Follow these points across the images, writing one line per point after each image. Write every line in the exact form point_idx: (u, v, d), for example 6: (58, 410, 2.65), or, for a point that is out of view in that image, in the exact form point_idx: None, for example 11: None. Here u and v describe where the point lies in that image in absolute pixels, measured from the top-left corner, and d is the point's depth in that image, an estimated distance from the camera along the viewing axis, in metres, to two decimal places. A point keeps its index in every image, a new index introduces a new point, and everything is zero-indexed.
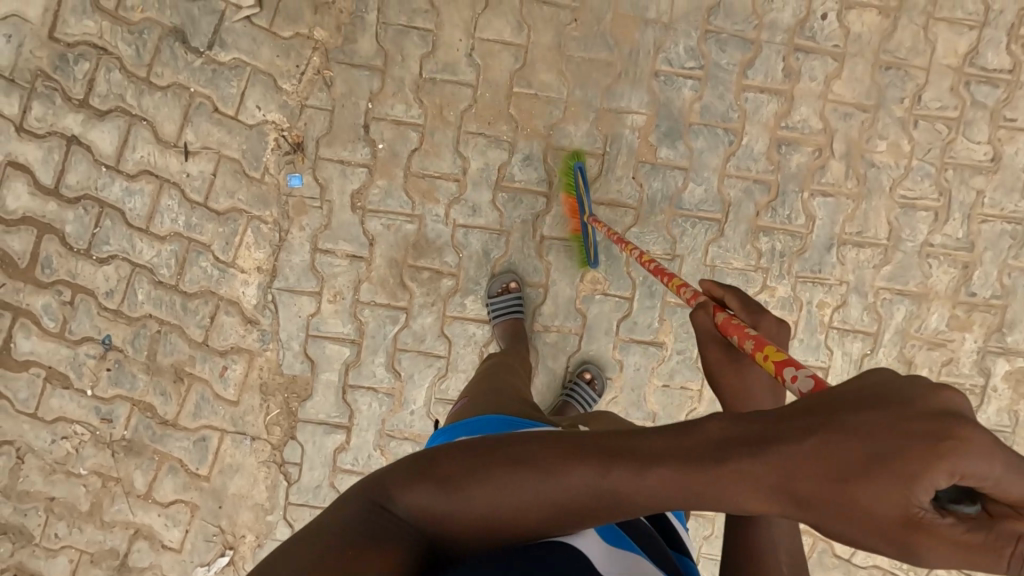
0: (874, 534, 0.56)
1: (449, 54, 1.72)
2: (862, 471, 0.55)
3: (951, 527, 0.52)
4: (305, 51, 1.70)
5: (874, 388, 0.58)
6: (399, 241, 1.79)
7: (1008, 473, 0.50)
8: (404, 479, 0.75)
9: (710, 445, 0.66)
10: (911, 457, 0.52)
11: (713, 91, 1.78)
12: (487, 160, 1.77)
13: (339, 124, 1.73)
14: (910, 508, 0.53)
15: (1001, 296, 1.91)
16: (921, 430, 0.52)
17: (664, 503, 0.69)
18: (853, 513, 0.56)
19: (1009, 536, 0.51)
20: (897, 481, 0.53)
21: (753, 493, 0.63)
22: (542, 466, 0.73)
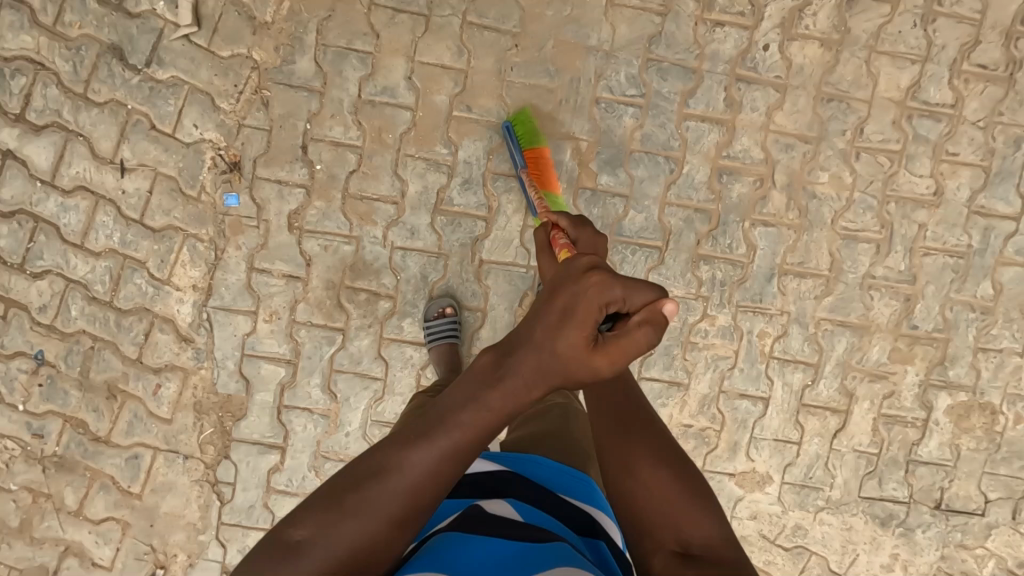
0: (581, 368, 0.78)
1: (389, 78, 1.72)
2: (566, 333, 0.77)
3: (622, 338, 0.77)
4: (244, 71, 1.69)
5: (554, 287, 0.82)
6: (337, 262, 1.79)
7: (630, 290, 0.78)
8: (261, 563, 0.77)
9: (484, 374, 0.80)
10: (586, 310, 0.77)
11: (654, 119, 1.78)
12: (426, 183, 1.76)
13: (277, 145, 1.73)
14: (591, 341, 0.77)
15: (943, 330, 1.90)
16: (576, 296, 0.78)
17: (480, 443, 0.81)
18: (571, 363, 0.78)
19: (644, 324, 0.77)
20: (581, 328, 0.77)
21: (521, 393, 0.79)
22: (371, 466, 0.80)
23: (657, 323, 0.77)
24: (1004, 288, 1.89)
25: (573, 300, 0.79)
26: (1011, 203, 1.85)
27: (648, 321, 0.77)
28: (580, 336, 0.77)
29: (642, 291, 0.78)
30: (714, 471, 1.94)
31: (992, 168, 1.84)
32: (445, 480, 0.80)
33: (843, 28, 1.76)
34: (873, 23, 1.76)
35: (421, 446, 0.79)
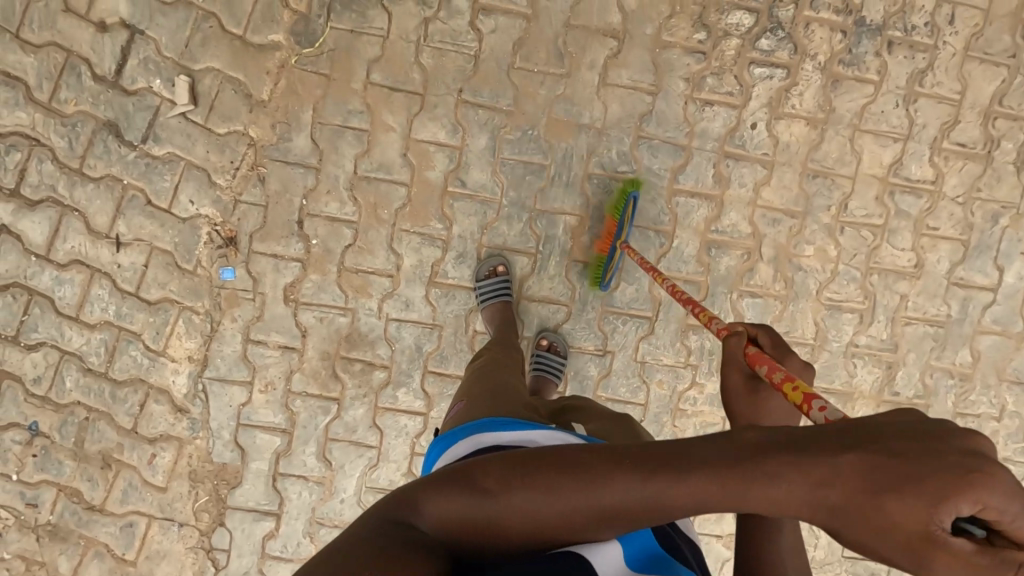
0: (892, 547, 0.58)
1: (385, 154, 1.74)
2: (896, 494, 0.57)
3: (977, 553, 0.54)
4: (240, 147, 1.71)
5: (901, 428, 0.60)
6: (332, 333, 1.81)
7: (1022, 511, 0.54)
8: (445, 490, 0.76)
9: (751, 453, 0.67)
10: (941, 478, 0.55)
11: (645, 195, 1.82)
12: (421, 257, 1.79)
13: (272, 220, 1.74)
14: (929, 528, 0.56)
15: (923, 396, 1.96)
16: (936, 453, 0.56)
17: (698, 512, 0.70)
18: (870, 522, 0.59)
19: (1013, 560, 0.54)
20: (923, 501, 0.55)
21: (782, 503, 0.65)
22: (578, 463, 0.74)
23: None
24: (982, 355, 1.96)
25: (927, 462, 0.56)
26: (988, 274, 1.91)
27: (1012, 542, 0.55)
28: (918, 518, 0.56)
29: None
30: (701, 533, 1.98)
31: (970, 241, 1.90)
32: (635, 522, 0.72)
33: (828, 107, 1.81)
34: (857, 102, 1.81)
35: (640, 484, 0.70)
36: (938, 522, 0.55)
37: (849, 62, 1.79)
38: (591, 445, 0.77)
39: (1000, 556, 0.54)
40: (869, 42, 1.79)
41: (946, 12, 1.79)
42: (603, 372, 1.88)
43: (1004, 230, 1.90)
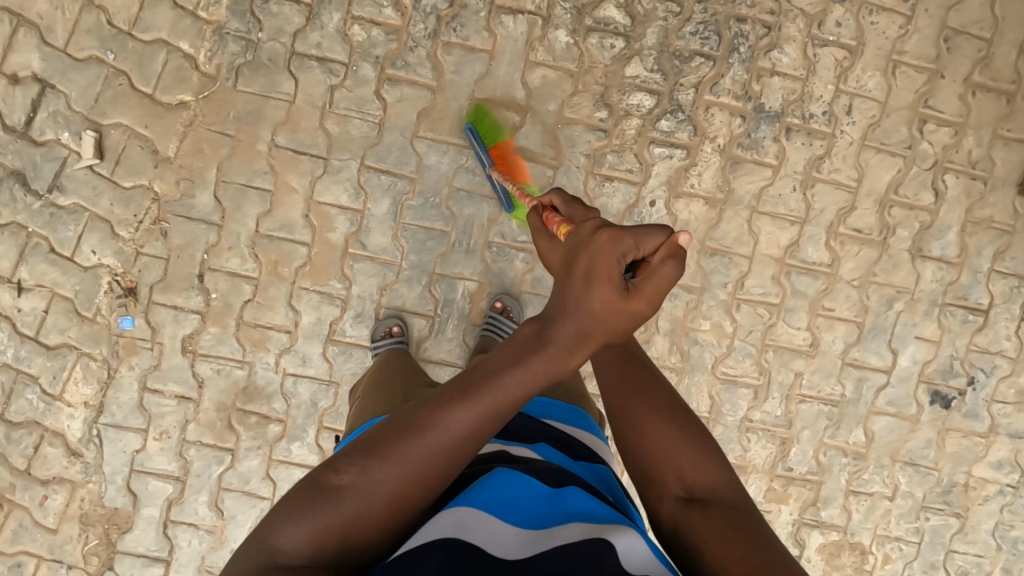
0: (620, 321, 0.76)
1: (287, 215, 1.78)
2: (589, 292, 0.76)
3: (650, 282, 0.75)
4: (144, 201, 1.75)
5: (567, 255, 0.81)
6: (228, 385, 1.83)
7: (638, 237, 0.75)
8: (294, 511, 0.81)
9: (521, 342, 0.80)
10: (597, 262, 0.76)
11: (544, 264, 1.85)
12: (319, 314, 1.82)
13: (173, 272, 1.78)
14: (620, 290, 0.75)
15: (817, 472, 1.98)
16: (592, 253, 0.76)
17: (520, 399, 0.80)
18: (603, 319, 0.76)
19: (666, 262, 0.74)
20: (598, 286, 0.75)
21: (563, 359, 0.78)
22: (408, 425, 0.83)
23: (675, 263, 0.74)
24: (876, 436, 1.98)
25: (591, 261, 0.76)
26: (883, 356, 1.95)
27: (671, 258, 0.74)
28: (611, 292, 0.75)
29: (653, 235, 0.75)
30: None
31: (866, 323, 1.93)
32: (475, 437, 0.82)
33: (726, 188, 1.85)
34: (756, 185, 1.85)
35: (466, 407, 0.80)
36: (618, 284, 0.75)
37: (747, 145, 1.84)
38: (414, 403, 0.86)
39: (657, 266, 0.74)
40: (767, 127, 1.83)
41: (844, 103, 1.84)
42: None
43: (899, 314, 1.93)
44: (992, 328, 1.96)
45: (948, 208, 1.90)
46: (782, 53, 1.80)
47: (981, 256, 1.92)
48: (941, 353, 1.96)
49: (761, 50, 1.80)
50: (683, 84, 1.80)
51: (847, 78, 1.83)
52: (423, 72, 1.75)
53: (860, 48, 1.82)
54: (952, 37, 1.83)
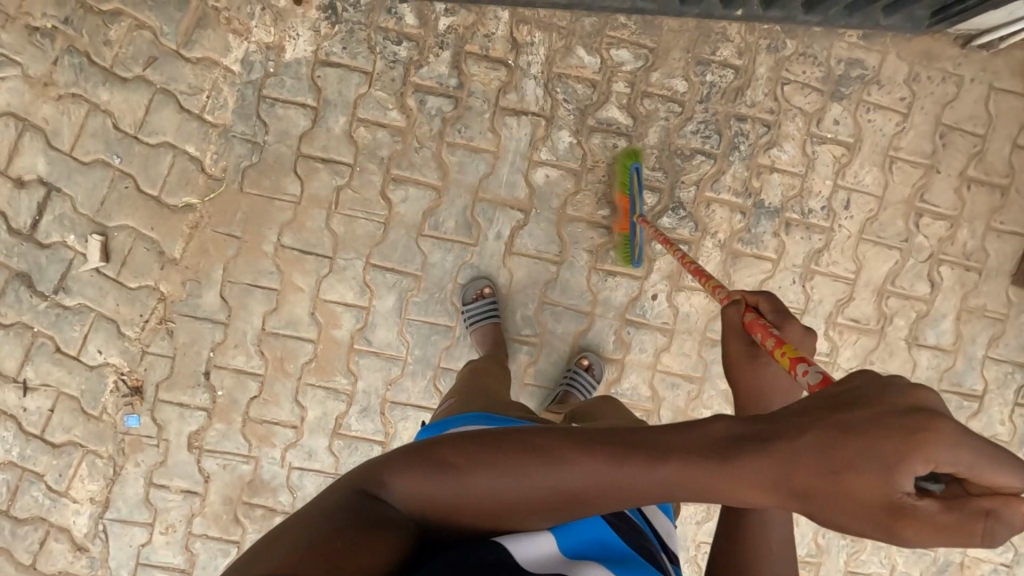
0: (864, 524, 0.56)
1: (292, 312, 1.79)
2: (851, 465, 0.55)
3: (941, 520, 0.52)
4: (150, 301, 1.75)
5: (842, 395, 0.61)
6: (234, 479, 1.84)
7: (970, 454, 0.51)
8: (413, 466, 0.80)
9: (717, 446, 0.67)
10: (889, 433, 0.54)
11: (547, 356, 1.87)
12: (325, 409, 1.83)
13: (179, 370, 1.78)
14: (895, 499, 0.54)
15: (816, 554, 2.02)
16: (887, 419, 0.55)
17: (667, 493, 0.70)
18: (839, 501, 0.57)
19: (983, 517, 0.52)
20: (876, 464, 0.54)
21: (749, 489, 0.64)
22: (540, 445, 0.77)
23: (999, 527, 0.52)
24: None
25: (871, 426, 0.55)
26: None
27: (988, 512, 0.51)
28: (880, 489, 0.54)
29: (1000, 472, 0.52)
30: None
31: None
32: (598, 501, 0.75)
33: (726, 281, 1.88)
34: (755, 278, 1.88)
35: (603, 463, 0.73)
36: (899, 487, 0.53)
37: (747, 240, 1.86)
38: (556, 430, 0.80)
39: (966, 514, 0.52)
40: (767, 222, 1.86)
41: (842, 198, 1.87)
42: None
43: None
44: (987, 414, 1.99)
45: (943, 297, 1.93)
46: (781, 150, 1.83)
47: (975, 343, 1.96)
48: None
49: (760, 148, 1.83)
50: (684, 182, 1.82)
51: (844, 174, 1.86)
52: (428, 172, 1.77)
53: (858, 145, 1.85)
54: (947, 133, 1.86)
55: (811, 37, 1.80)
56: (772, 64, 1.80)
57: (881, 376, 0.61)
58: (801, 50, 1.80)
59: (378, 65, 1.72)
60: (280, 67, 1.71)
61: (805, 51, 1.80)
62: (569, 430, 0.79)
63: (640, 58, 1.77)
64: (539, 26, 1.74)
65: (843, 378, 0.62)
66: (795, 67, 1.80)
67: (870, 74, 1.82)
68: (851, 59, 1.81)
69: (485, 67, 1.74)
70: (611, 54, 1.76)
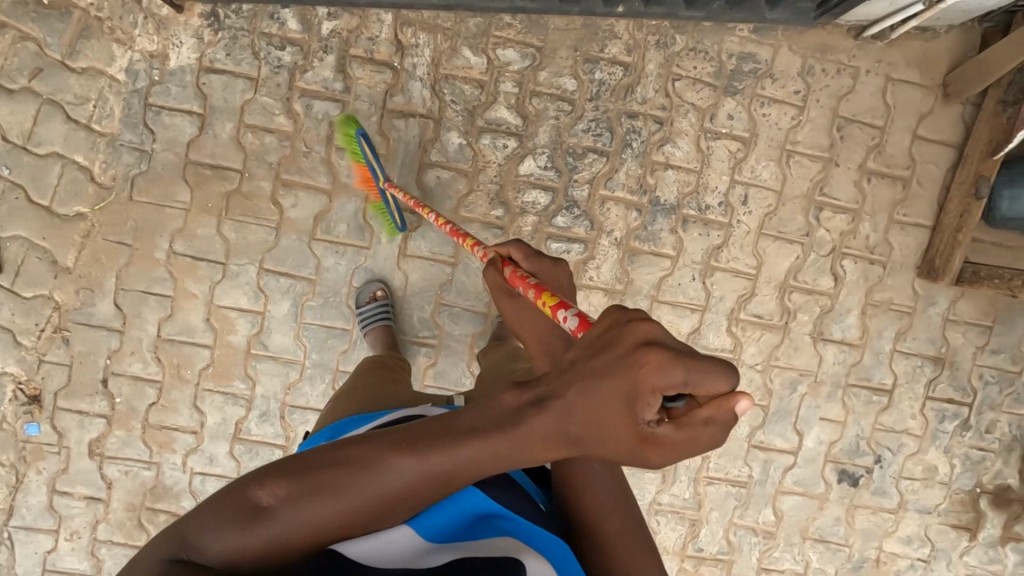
0: (627, 455, 0.62)
1: (187, 319, 1.80)
2: (601, 399, 0.60)
3: (676, 437, 0.57)
4: (45, 310, 1.77)
5: (598, 337, 0.64)
6: (137, 485, 1.85)
7: (700, 375, 0.54)
8: (219, 515, 0.73)
9: (512, 415, 0.68)
10: (619, 372, 0.59)
11: (447, 357, 1.87)
12: (224, 415, 1.84)
13: (77, 378, 1.80)
14: (639, 425, 0.58)
15: (727, 552, 2.01)
16: (625, 358, 0.58)
17: (489, 471, 0.71)
18: (607, 438, 0.62)
19: (704, 424, 0.57)
20: (619, 400, 0.59)
21: (545, 449, 0.68)
22: (351, 457, 0.74)
23: (718, 426, 0.57)
24: (784, 515, 2.01)
25: (615, 366, 0.60)
26: (789, 438, 1.97)
27: (714, 421, 0.56)
28: (627, 422, 0.59)
29: (717, 380, 0.55)
30: None
31: (770, 407, 1.95)
32: (423, 495, 0.73)
33: (625, 280, 1.87)
34: (654, 275, 1.87)
35: (416, 457, 0.71)
36: (639, 416, 0.58)
37: (644, 237, 1.85)
38: (373, 434, 0.76)
39: (694, 425, 0.57)
40: (664, 220, 1.85)
41: (739, 193, 1.85)
42: None
43: (803, 396, 1.95)
44: (897, 408, 1.97)
45: (847, 291, 1.91)
46: (675, 146, 1.82)
47: (882, 337, 1.94)
48: (846, 433, 1.98)
49: (653, 144, 1.81)
50: (577, 181, 1.82)
51: (741, 169, 1.84)
52: (318, 176, 1.77)
53: (753, 139, 1.83)
54: (845, 125, 1.84)
55: (701, 33, 1.79)
56: (662, 60, 1.78)
57: (624, 311, 0.63)
58: (691, 45, 1.79)
59: (263, 70, 1.72)
60: (165, 75, 1.72)
61: (695, 46, 1.79)
62: (385, 431, 0.76)
63: (527, 57, 1.76)
64: (424, 28, 1.74)
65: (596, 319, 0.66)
66: (686, 63, 1.79)
67: (763, 68, 1.81)
68: (743, 53, 1.80)
69: (370, 70, 1.74)
70: (497, 54, 1.76)
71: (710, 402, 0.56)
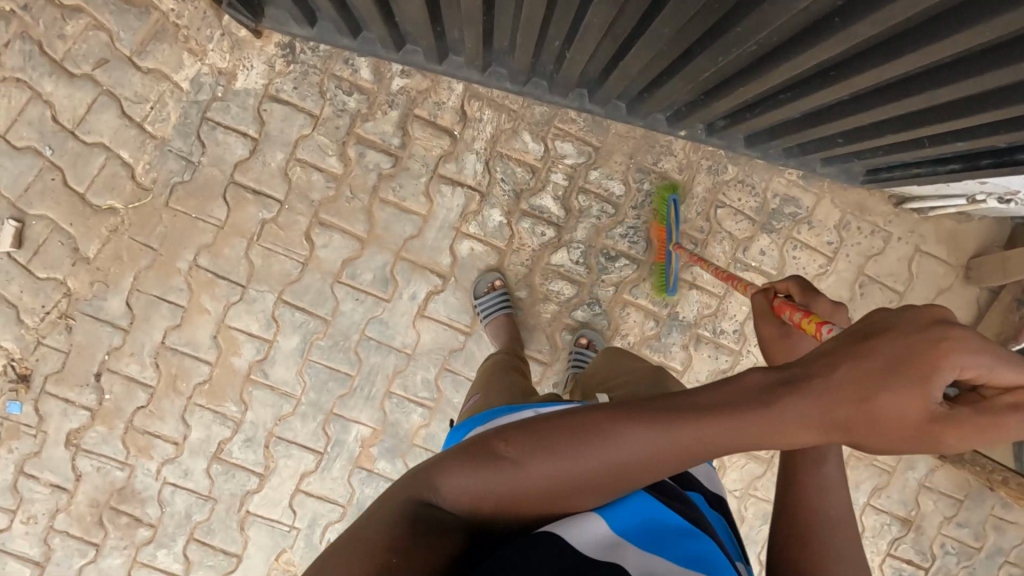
0: (907, 441, 0.55)
1: (194, 332, 1.79)
2: (881, 379, 0.55)
3: (977, 424, 0.51)
4: (55, 294, 1.75)
5: (868, 327, 0.60)
6: (105, 483, 1.83)
7: (994, 363, 0.51)
8: (458, 463, 0.76)
9: (756, 392, 0.65)
10: (901, 351, 0.55)
11: (440, 421, 1.89)
12: (209, 432, 1.83)
13: (72, 367, 1.78)
14: (928, 408, 0.53)
15: None
16: (916, 340, 0.55)
17: (712, 449, 0.67)
18: (876, 420, 0.56)
19: (1006, 418, 0.51)
20: (909, 381, 0.53)
21: (791, 431, 0.62)
22: (591, 424, 0.73)
23: (1019, 423, 0.51)
24: None
25: (902, 350, 0.55)
26: None
27: (1019, 409, 0.51)
28: (914, 408, 0.54)
29: (1013, 372, 0.51)
30: None
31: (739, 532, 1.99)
32: (661, 467, 0.70)
33: None
34: None
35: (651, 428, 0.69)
36: (931, 397, 0.53)
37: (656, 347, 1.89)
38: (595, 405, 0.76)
39: (998, 412, 0.51)
40: (678, 334, 1.89)
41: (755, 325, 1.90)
42: None
43: None
44: None
45: None
46: (704, 269, 1.87)
47: (859, 488, 2.00)
48: None
49: (684, 263, 1.86)
50: (604, 281, 1.85)
51: None
52: (355, 223, 1.78)
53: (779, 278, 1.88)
54: (867, 284, 1.90)
55: (751, 168, 1.85)
56: (709, 185, 1.84)
57: (902, 306, 0.59)
58: (740, 177, 1.84)
59: (325, 110, 1.74)
60: (228, 93, 1.72)
61: (743, 179, 1.84)
62: (613, 404, 0.75)
63: (583, 154, 1.80)
64: (490, 104, 1.77)
65: (864, 314, 0.62)
66: (732, 192, 1.84)
67: (802, 213, 1.86)
68: (787, 195, 1.85)
69: (430, 133, 1.77)
70: (555, 145, 1.80)
71: (1000, 393, 0.52)
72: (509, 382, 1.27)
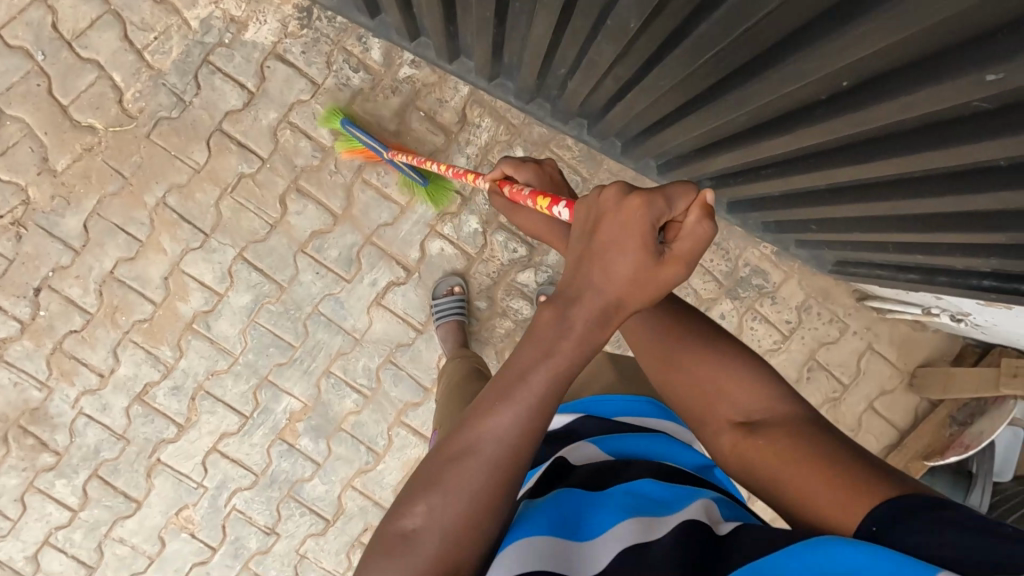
0: (661, 284, 0.68)
1: (146, 269, 1.76)
2: (621, 252, 0.68)
3: (684, 242, 0.68)
4: (12, 200, 1.70)
5: (596, 224, 0.70)
6: (19, 400, 1.77)
7: (669, 194, 0.67)
8: (378, 564, 0.64)
9: (546, 324, 0.68)
10: (622, 225, 0.68)
11: (372, 412, 1.88)
12: (137, 372, 1.79)
13: (12, 275, 1.73)
14: (654, 251, 0.67)
15: None
16: (616, 205, 0.69)
17: (561, 385, 0.67)
18: (641, 281, 0.68)
19: (692, 229, 0.67)
20: (636, 244, 0.67)
21: (597, 336, 0.68)
22: (457, 444, 0.66)
23: (693, 232, 0.67)
24: None
25: (615, 216, 0.69)
26: None
27: (696, 218, 0.67)
28: (646, 254, 0.67)
29: (674, 192, 0.68)
30: None
31: None
32: (542, 430, 0.66)
33: None
34: None
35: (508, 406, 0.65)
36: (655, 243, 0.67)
37: None
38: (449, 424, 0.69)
39: (690, 227, 0.67)
40: None
41: None
42: (261, 548, 1.89)
43: None
44: None
45: None
46: None
47: None
48: None
49: None
50: None
51: None
52: (332, 198, 1.77)
53: None
54: (815, 368, 1.93)
55: (729, 233, 1.87)
56: None
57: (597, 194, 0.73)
58: (717, 239, 1.87)
59: (328, 81, 1.74)
60: (236, 42, 1.71)
61: (719, 242, 1.87)
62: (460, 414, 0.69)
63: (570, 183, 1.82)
64: (491, 113, 1.78)
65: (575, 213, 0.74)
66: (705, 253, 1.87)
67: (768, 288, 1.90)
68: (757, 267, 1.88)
69: (426, 128, 1.77)
70: None
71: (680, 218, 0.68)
72: (475, 396, 1.29)
